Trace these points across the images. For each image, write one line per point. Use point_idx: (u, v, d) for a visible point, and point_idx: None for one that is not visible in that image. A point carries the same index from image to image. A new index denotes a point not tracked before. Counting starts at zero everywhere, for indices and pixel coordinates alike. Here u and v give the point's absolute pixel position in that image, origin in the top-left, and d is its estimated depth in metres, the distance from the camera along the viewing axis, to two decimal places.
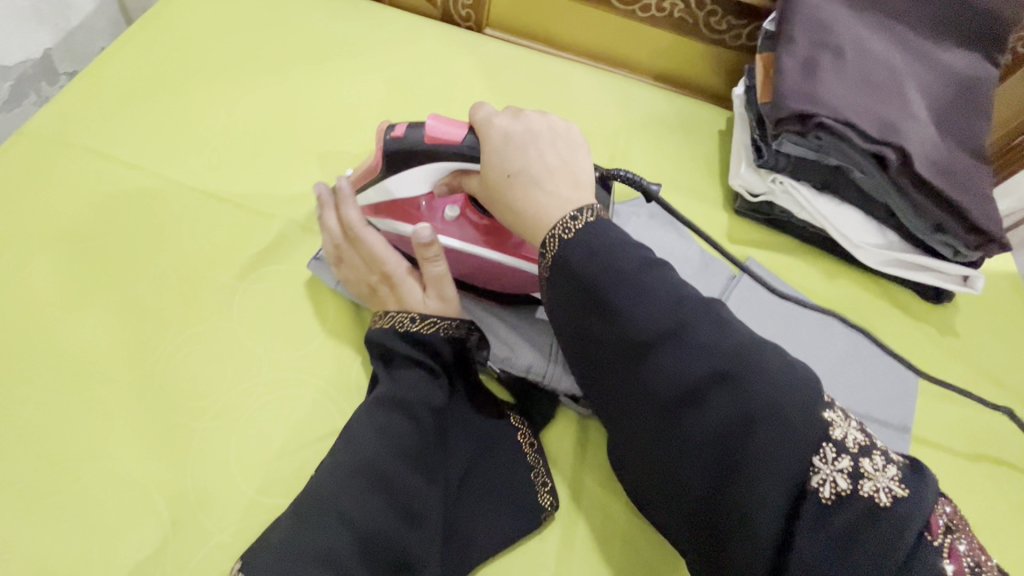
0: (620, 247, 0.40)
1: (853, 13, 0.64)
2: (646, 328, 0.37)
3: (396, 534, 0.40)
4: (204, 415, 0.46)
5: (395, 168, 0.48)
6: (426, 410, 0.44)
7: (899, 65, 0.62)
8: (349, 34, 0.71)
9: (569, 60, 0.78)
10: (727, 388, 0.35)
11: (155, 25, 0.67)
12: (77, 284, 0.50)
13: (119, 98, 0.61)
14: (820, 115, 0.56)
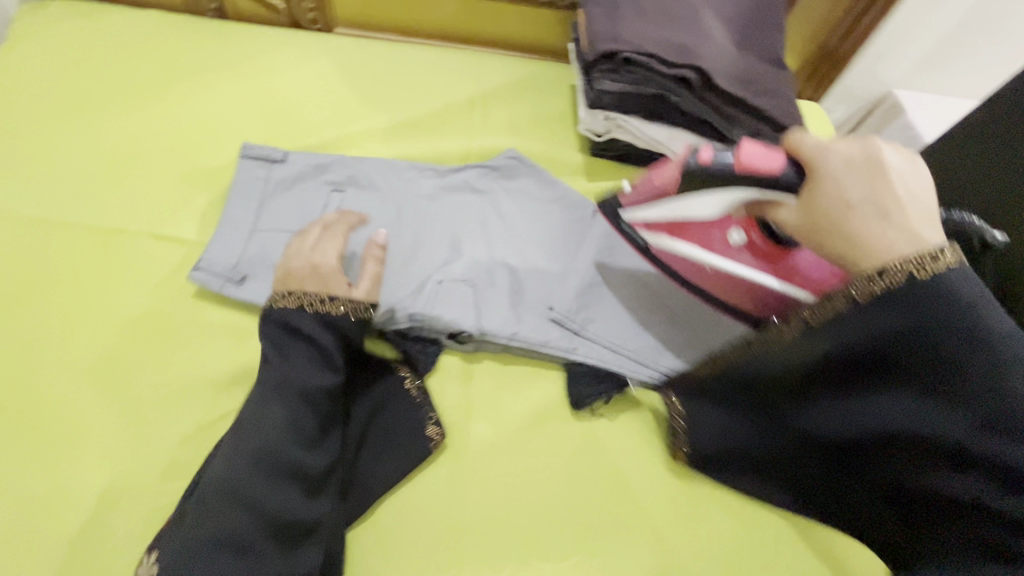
0: (951, 300, 0.41)
1: (775, 76, 0.77)
2: (887, 392, 0.46)
3: (298, 470, 0.50)
4: (196, 325, 0.61)
5: (691, 185, 0.55)
6: (324, 371, 0.54)
7: (802, 121, 0.75)
8: (376, 59, 0.89)
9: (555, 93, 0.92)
10: (992, 462, 0.40)
11: (223, 34, 0.86)
12: (129, 238, 0.65)
13: (183, 83, 0.79)
14: (707, 159, 0.75)
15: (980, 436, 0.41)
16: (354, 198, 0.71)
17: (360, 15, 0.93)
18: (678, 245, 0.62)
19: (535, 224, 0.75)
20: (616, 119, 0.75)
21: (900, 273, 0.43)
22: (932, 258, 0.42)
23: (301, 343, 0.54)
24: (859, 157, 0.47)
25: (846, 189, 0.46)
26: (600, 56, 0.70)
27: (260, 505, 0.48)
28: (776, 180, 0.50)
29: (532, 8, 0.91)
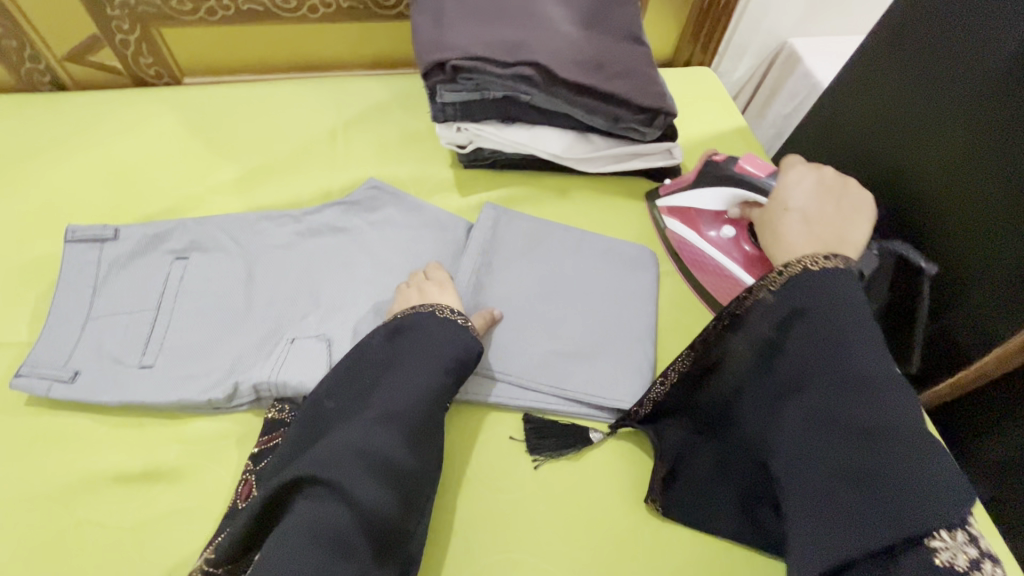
0: (836, 297, 0.50)
1: (630, 55, 0.71)
2: (839, 370, 0.48)
3: (391, 469, 0.49)
4: (24, 418, 0.58)
5: (700, 181, 0.69)
6: (438, 375, 0.55)
7: (663, 95, 0.71)
8: (230, 100, 0.84)
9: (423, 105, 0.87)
10: (858, 425, 0.45)
11: (64, 99, 0.83)
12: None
13: (20, 158, 0.76)
14: (558, 155, 0.73)
15: (844, 401, 0.47)
16: (198, 265, 0.65)
17: (205, 60, 0.87)
18: (688, 231, 0.71)
19: (400, 251, 0.70)
20: (469, 129, 0.70)
21: (796, 266, 0.52)
22: (825, 258, 0.53)
23: (428, 350, 0.56)
24: (810, 185, 0.62)
25: (784, 199, 0.61)
26: (430, 68, 0.65)
27: (348, 496, 0.47)
28: (757, 183, 0.65)
29: (384, 22, 0.86)
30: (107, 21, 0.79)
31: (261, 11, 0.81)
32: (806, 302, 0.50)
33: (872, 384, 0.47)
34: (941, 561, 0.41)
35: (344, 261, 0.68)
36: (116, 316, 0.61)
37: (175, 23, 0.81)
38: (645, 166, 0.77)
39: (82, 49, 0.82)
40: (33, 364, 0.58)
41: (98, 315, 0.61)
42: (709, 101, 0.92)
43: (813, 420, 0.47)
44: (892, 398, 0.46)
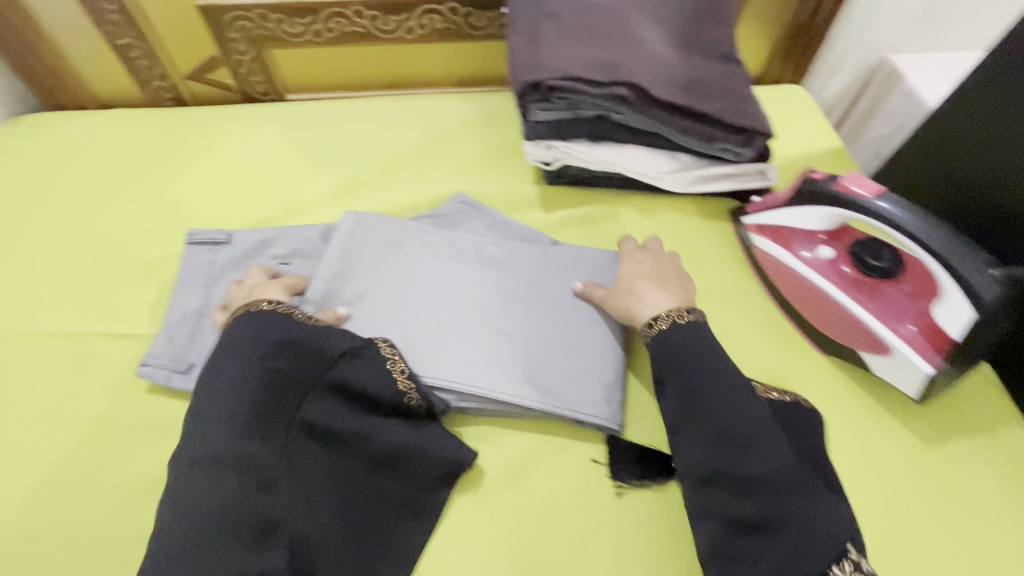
0: (709, 347, 0.56)
1: (723, 73, 0.70)
2: (721, 424, 0.52)
3: (258, 486, 0.49)
4: (145, 404, 0.63)
5: (797, 201, 0.64)
6: (216, 386, 0.53)
7: (757, 113, 0.69)
8: (328, 115, 0.90)
9: (507, 122, 0.89)
10: (740, 466, 0.50)
11: (185, 113, 0.91)
12: (93, 344, 0.68)
13: (146, 165, 0.84)
14: (646, 174, 0.73)
15: (729, 444, 0.51)
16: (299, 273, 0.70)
17: (307, 77, 0.93)
18: (777, 249, 0.68)
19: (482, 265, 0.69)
20: (558, 147, 0.71)
21: (664, 320, 0.59)
22: (683, 313, 0.60)
23: (244, 352, 0.54)
24: (647, 260, 0.66)
25: (634, 271, 0.65)
26: (526, 87, 0.66)
27: (229, 524, 0.47)
28: (860, 204, 0.58)
29: (474, 43, 0.89)
30: (226, 43, 0.86)
31: (361, 33, 0.86)
32: (670, 365, 0.56)
33: (749, 427, 0.51)
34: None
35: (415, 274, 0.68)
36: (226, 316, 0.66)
37: (284, 45, 0.87)
38: (737, 187, 0.74)
39: (202, 68, 0.90)
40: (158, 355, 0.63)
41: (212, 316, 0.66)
42: (802, 120, 0.88)
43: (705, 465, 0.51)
44: (768, 449, 0.50)
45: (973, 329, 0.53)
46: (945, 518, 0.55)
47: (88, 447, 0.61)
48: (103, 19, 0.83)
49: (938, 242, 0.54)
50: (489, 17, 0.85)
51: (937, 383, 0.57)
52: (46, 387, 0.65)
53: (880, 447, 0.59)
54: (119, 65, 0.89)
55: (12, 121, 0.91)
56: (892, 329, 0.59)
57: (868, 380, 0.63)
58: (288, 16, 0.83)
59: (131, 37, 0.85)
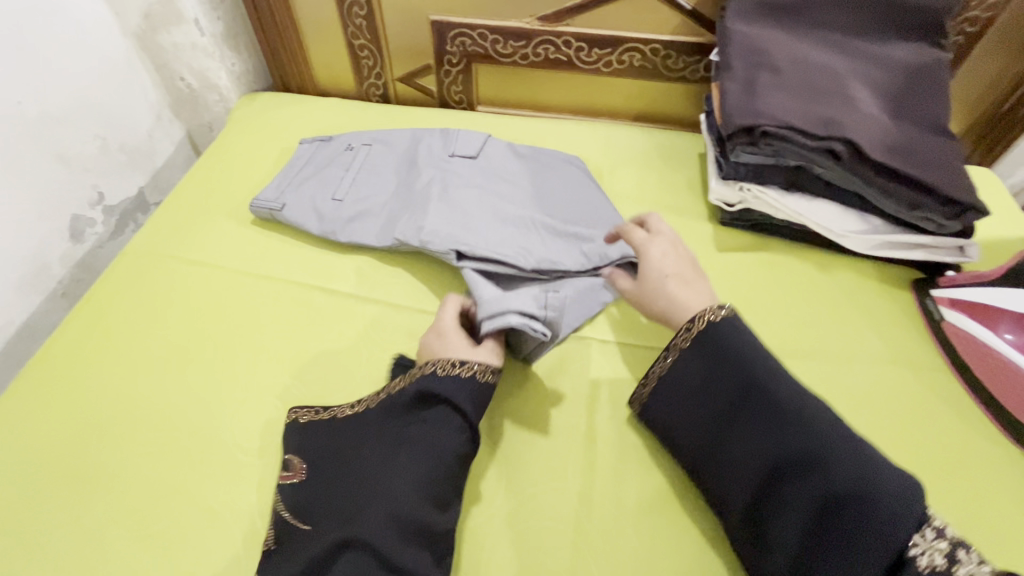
0: (741, 342, 0.57)
1: (926, 139, 0.71)
2: (769, 411, 0.54)
3: (433, 489, 0.55)
4: (339, 355, 0.71)
5: (1009, 280, 0.65)
6: (393, 415, 0.58)
7: (964, 182, 0.68)
8: (515, 130, 0.98)
9: (680, 158, 0.93)
10: (798, 451, 0.51)
11: (391, 111, 1.03)
12: (304, 295, 0.77)
13: None
14: (833, 229, 0.73)
15: (783, 427, 0.53)
16: (407, 152, 0.90)
17: (499, 95, 1.02)
18: (971, 324, 0.66)
19: (530, 226, 0.79)
20: (751, 189, 0.74)
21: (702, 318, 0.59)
22: (716, 312, 0.59)
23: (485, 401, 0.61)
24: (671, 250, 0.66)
25: (661, 265, 0.65)
26: (737, 129, 0.70)
27: (405, 493, 0.53)
28: None
29: (664, 82, 0.94)
30: (443, 55, 0.97)
31: (564, 61, 0.94)
32: (714, 357, 0.58)
33: (794, 410, 0.53)
34: (923, 566, 0.45)
35: (473, 191, 0.83)
36: (347, 176, 0.86)
37: (491, 62, 0.96)
38: (927, 259, 0.73)
39: (414, 74, 1.02)
40: (285, 206, 0.83)
41: (336, 180, 0.86)
42: (995, 204, 0.85)
43: (758, 460, 0.53)
44: (824, 434, 0.52)
45: None
46: None
47: (295, 384, 0.69)
48: (348, 22, 0.96)
49: None
50: (686, 61, 0.90)
51: None
52: (266, 325, 0.74)
53: None
54: (346, 63, 1.03)
55: (251, 97, 1.05)
56: None
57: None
58: (504, 38, 0.92)
59: (365, 40, 0.98)
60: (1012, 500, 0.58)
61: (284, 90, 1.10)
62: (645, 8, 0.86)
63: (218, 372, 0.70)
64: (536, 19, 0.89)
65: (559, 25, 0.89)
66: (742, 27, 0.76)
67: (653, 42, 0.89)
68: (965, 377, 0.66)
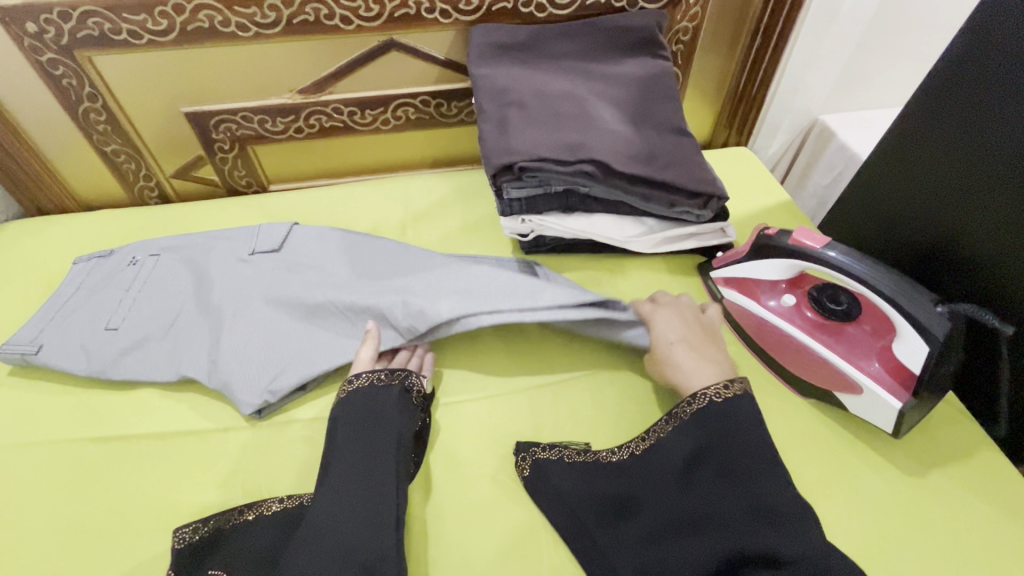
0: (754, 426, 0.56)
1: (665, 141, 0.78)
2: (754, 496, 0.52)
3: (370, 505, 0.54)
4: (128, 510, 0.61)
5: (758, 254, 0.69)
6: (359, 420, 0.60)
7: (703, 173, 0.76)
8: (310, 202, 0.94)
9: (479, 195, 0.95)
10: (776, 548, 0.49)
11: (169, 211, 0.94)
12: (79, 450, 0.66)
13: None
14: (617, 239, 0.78)
15: (762, 523, 0.51)
16: (193, 251, 0.81)
17: (289, 170, 0.98)
18: (744, 299, 0.72)
19: (338, 329, 0.70)
20: (533, 219, 0.76)
21: (701, 398, 0.58)
22: (724, 388, 0.58)
23: (377, 413, 0.61)
24: (676, 320, 0.67)
25: (666, 333, 0.66)
26: (499, 169, 0.72)
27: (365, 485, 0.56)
28: (813, 255, 0.63)
29: (446, 128, 0.96)
30: (211, 143, 0.91)
31: (341, 127, 0.92)
32: (716, 436, 0.55)
33: (785, 505, 0.52)
34: None
35: (268, 304, 0.73)
36: (127, 296, 0.77)
37: (267, 142, 0.92)
38: (700, 244, 0.80)
39: (187, 167, 0.94)
40: (43, 346, 0.72)
41: (111, 304, 0.76)
42: (751, 177, 0.97)
43: (726, 550, 0.51)
44: (802, 529, 0.50)
45: (931, 360, 0.56)
46: (939, 540, 0.57)
47: (74, 565, 0.58)
48: (92, 130, 0.87)
49: (888, 284, 0.58)
50: (457, 106, 0.93)
51: (909, 418, 0.59)
52: (29, 503, 0.62)
53: (866, 479, 0.61)
54: (106, 171, 0.93)
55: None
56: (862, 371, 0.62)
57: (848, 419, 0.66)
58: (271, 116, 0.89)
59: (119, 144, 0.89)
60: (806, 449, 0.64)
61: (40, 212, 0.96)
62: (402, 64, 0.87)
63: None
64: (296, 93, 0.87)
65: (323, 94, 0.88)
66: (485, 71, 0.79)
67: (421, 94, 0.90)
68: (750, 346, 0.72)
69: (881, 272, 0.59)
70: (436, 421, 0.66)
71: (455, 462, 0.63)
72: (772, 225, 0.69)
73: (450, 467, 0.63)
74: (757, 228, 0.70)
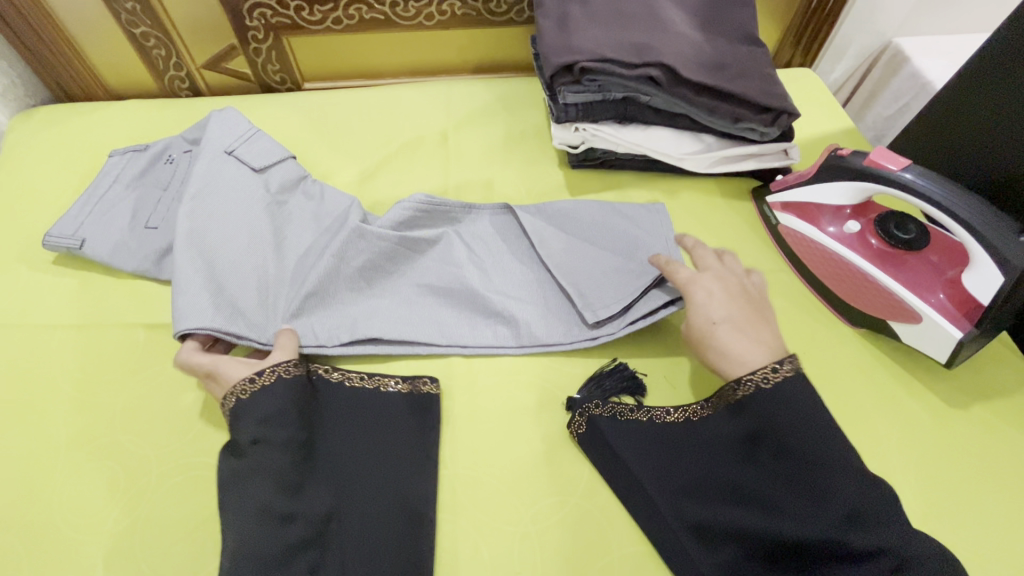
0: (811, 410, 0.50)
1: (734, 49, 0.72)
2: (821, 483, 0.48)
3: (289, 505, 0.51)
4: (182, 396, 0.64)
5: (827, 177, 0.66)
6: (258, 412, 0.53)
7: (773, 87, 0.71)
8: (347, 104, 0.90)
9: (524, 104, 0.90)
10: (848, 539, 0.46)
11: (201, 105, 0.90)
12: (128, 337, 0.67)
13: None
14: (672, 155, 0.74)
15: (831, 511, 0.47)
16: None
17: (324, 67, 0.93)
18: (803, 225, 0.69)
19: (350, 296, 0.67)
20: (587, 129, 0.72)
21: (761, 373, 0.52)
22: (773, 370, 0.52)
23: (266, 399, 0.54)
24: (718, 292, 0.59)
25: (708, 311, 0.58)
26: (558, 69, 0.67)
27: (273, 490, 0.51)
28: (891, 177, 0.59)
29: (494, 28, 0.90)
30: (244, 31, 0.86)
31: (381, 20, 0.86)
32: (775, 421, 0.51)
33: (857, 494, 0.47)
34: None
35: (279, 235, 0.69)
36: (163, 196, 0.74)
37: (302, 32, 0.86)
38: (759, 166, 0.76)
39: (218, 58, 0.89)
40: (86, 241, 0.71)
41: (150, 203, 0.74)
42: (816, 101, 0.91)
43: (801, 538, 0.48)
44: (876, 517, 0.47)
45: (1003, 291, 0.54)
46: (975, 471, 0.58)
47: (134, 442, 0.61)
48: (119, 8, 0.82)
49: (969, 212, 0.55)
50: (508, 2, 0.86)
51: (967, 349, 0.59)
52: (85, 382, 0.64)
53: (909, 410, 0.62)
54: (134, 57, 0.89)
55: (23, 116, 0.88)
56: (923, 301, 0.60)
57: (897, 350, 0.66)
58: (308, 3, 0.82)
59: (148, 26, 0.84)
60: (851, 377, 0.64)
61: (68, 98, 0.93)
62: None
63: (32, 455, 0.60)
64: None
65: None
66: None
67: None
68: (803, 275, 0.70)
69: (965, 198, 0.56)
70: (481, 330, 0.67)
71: (501, 370, 0.65)
72: (846, 145, 0.65)
73: (496, 371, 0.65)
74: (828, 149, 0.66)
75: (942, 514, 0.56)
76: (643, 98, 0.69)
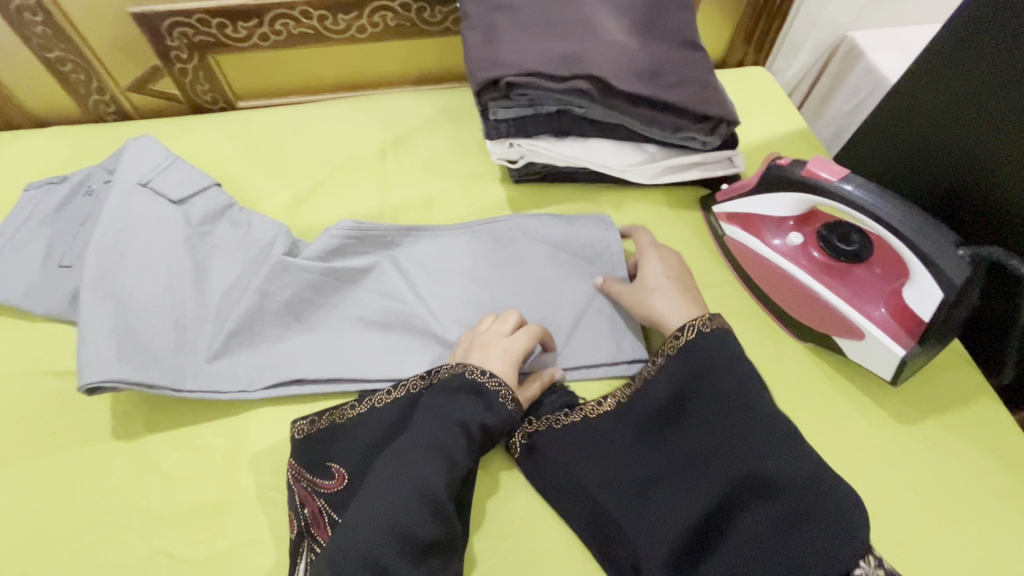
0: (726, 360, 0.54)
1: (670, 55, 0.69)
2: (735, 422, 0.52)
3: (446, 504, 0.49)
4: (96, 448, 0.60)
5: (769, 188, 0.63)
6: (467, 415, 0.52)
7: (711, 94, 0.68)
8: (282, 123, 0.86)
9: (466, 116, 0.87)
10: (761, 467, 0.49)
11: (126, 130, 0.86)
12: (40, 385, 0.64)
13: None
14: (614, 168, 0.71)
15: (744, 447, 0.51)
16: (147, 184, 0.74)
17: (257, 84, 0.89)
18: (746, 237, 0.66)
19: (277, 332, 0.64)
20: (522, 144, 0.69)
21: (689, 330, 0.56)
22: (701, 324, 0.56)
23: (459, 404, 0.53)
24: (668, 260, 0.65)
25: (660, 271, 0.64)
26: (484, 85, 0.64)
27: (437, 480, 0.49)
28: (831, 188, 0.56)
29: (430, 38, 0.86)
30: (166, 51, 0.81)
31: (312, 35, 0.82)
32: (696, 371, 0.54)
33: (763, 428, 0.51)
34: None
35: (199, 271, 0.66)
36: (78, 232, 0.70)
37: (229, 50, 0.82)
38: (704, 175, 0.74)
39: (143, 79, 0.85)
40: None
41: (65, 240, 0.70)
42: (767, 101, 0.88)
43: (716, 479, 0.50)
44: (780, 450, 0.50)
45: (944, 306, 0.52)
46: (927, 491, 0.56)
47: (42, 500, 0.57)
48: (28, 32, 0.77)
49: (909, 224, 0.53)
50: (442, 11, 0.82)
51: (912, 364, 0.57)
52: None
53: (857, 428, 0.59)
54: (52, 81, 0.84)
55: None
56: (867, 316, 0.58)
57: (846, 366, 0.63)
58: (230, 20, 0.78)
59: (63, 50, 0.80)
60: (799, 396, 0.61)
61: None
62: None
63: None
64: None
65: None
66: None
67: None
68: (749, 287, 0.68)
69: (904, 210, 0.54)
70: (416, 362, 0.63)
71: None
72: (786, 154, 0.62)
73: None
74: (769, 159, 0.63)
75: (893, 539, 0.54)
76: (577, 110, 0.66)
